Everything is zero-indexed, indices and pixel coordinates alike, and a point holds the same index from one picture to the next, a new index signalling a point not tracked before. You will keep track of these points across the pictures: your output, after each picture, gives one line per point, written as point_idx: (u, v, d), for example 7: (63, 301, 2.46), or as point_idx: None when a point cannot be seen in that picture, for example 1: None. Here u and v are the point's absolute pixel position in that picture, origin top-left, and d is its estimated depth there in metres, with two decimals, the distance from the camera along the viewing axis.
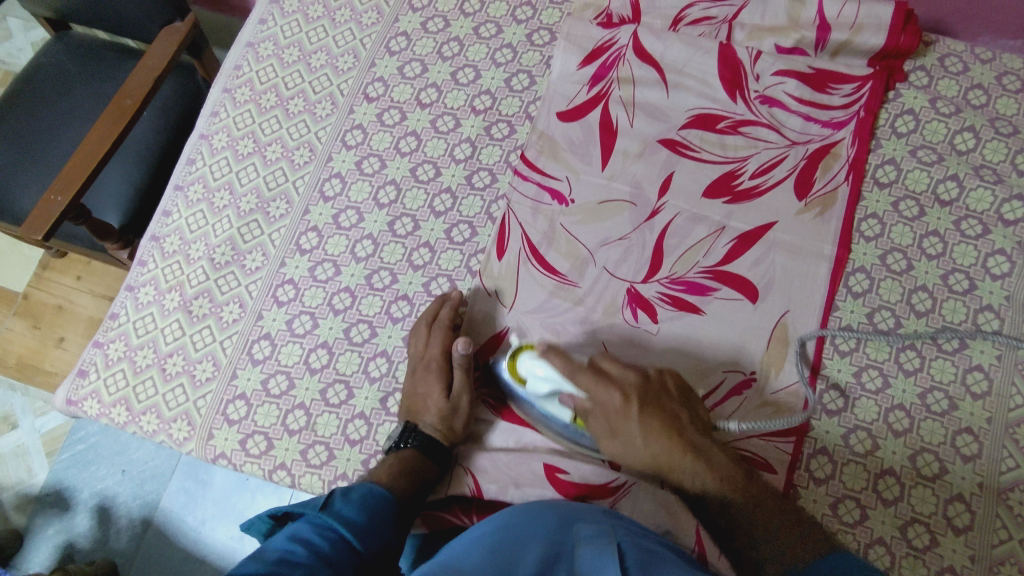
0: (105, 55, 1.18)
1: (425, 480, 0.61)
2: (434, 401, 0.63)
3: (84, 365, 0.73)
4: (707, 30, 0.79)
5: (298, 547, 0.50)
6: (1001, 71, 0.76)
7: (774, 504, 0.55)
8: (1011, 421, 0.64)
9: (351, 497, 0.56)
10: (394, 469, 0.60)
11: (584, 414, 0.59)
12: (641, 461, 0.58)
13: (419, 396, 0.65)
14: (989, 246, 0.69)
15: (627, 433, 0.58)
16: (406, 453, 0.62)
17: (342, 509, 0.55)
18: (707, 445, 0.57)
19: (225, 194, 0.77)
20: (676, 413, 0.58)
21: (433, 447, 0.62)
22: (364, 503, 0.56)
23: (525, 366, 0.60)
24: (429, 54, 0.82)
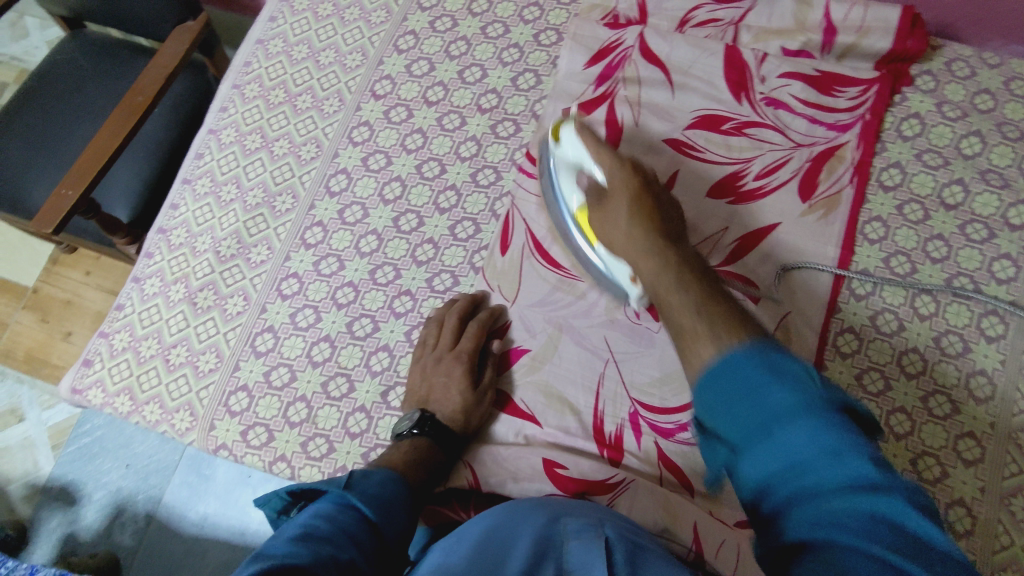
0: (119, 53, 1.20)
1: (436, 472, 0.61)
2: (460, 391, 0.64)
3: (89, 355, 0.73)
4: (713, 32, 0.79)
5: (323, 519, 0.48)
6: (1008, 76, 0.75)
7: (722, 304, 0.48)
8: (1014, 425, 0.64)
9: (371, 479, 0.54)
10: (412, 455, 0.60)
11: (592, 192, 0.64)
12: (620, 240, 0.59)
13: (443, 385, 0.64)
14: (995, 251, 0.69)
15: (616, 203, 0.61)
16: (420, 440, 0.61)
17: (363, 487, 0.53)
18: (675, 236, 0.58)
19: (232, 188, 0.78)
20: (664, 211, 0.60)
21: (448, 442, 0.63)
22: (382, 485, 0.54)
23: (566, 132, 0.67)
24: (437, 53, 0.82)
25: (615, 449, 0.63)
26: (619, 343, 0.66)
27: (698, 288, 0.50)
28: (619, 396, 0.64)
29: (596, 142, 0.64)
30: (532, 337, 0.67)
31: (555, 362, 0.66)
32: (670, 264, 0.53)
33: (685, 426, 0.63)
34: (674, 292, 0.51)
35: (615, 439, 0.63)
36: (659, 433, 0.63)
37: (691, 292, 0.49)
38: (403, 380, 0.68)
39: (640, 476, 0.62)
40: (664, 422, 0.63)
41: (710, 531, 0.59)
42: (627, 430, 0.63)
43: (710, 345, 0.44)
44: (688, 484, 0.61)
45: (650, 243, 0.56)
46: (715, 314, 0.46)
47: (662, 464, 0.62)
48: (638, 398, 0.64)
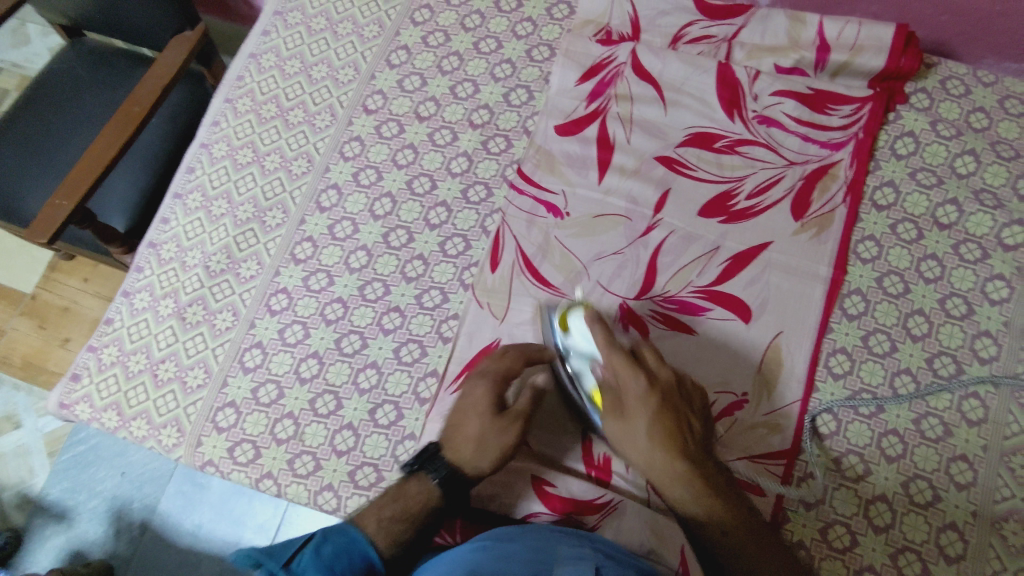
0: (117, 63, 1.20)
1: (432, 524, 0.58)
2: (486, 413, 0.60)
3: (77, 369, 0.73)
4: (706, 48, 0.78)
5: None
6: (1003, 94, 0.75)
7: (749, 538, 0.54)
8: (1007, 449, 0.63)
9: (320, 555, 0.54)
10: (400, 503, 0.58)
11: (605, 393, 0.59)
12: (640, 458, 0.57)
13: (466, 409, 0.61)
14: (988, 271, 0.69)
15: (638, 415, 0.57)
16: (413, 487, 0.58)
17: (304, 568, 0.53)
18: (703, 456, 0.56)
19: (223, 203, 0.78)
20: (682, 424, 0.57)
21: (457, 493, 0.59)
22: (333, 563, 0.53)
23: (575, 324, 0.62)
24: (429, 67, 0.82)
25: (603, 470, 0.63)
26: None
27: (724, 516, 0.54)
28: None
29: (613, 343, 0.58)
30: None
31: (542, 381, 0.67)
32: (713, 506, 0.54)
33: None
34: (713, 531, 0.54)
35: (604, 460, 0.64)
36: None
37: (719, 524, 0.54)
38: (391, 398, 0.67)
39: (627, 497, 0.62)
40: None
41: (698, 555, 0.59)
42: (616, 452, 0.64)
43: None
44: None
45: (679, 475, 0.55)
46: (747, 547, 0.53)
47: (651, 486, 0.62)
48: None
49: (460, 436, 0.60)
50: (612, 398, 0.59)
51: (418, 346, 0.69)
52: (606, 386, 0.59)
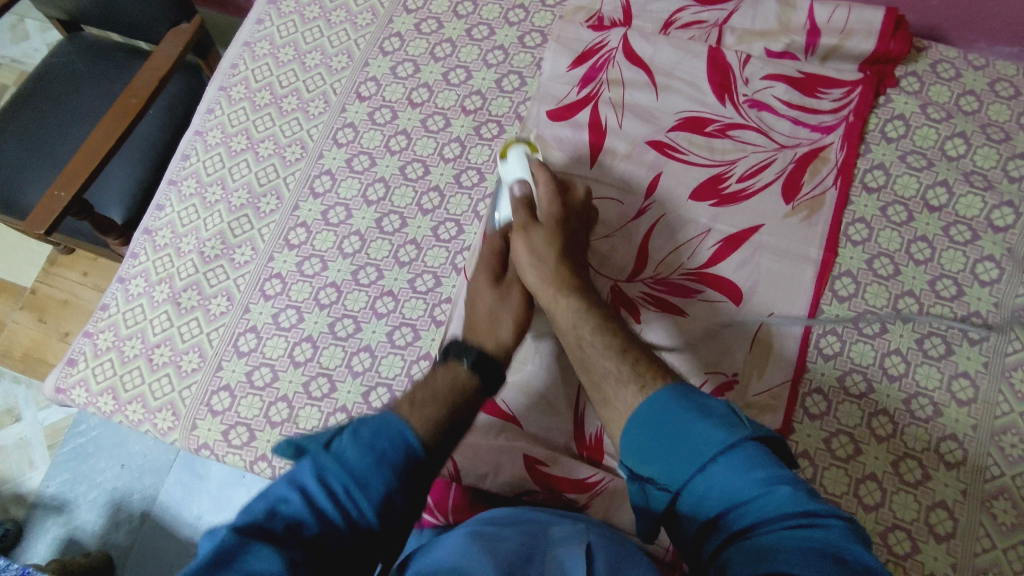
0: (114, 56, 1.21)
1: (467, 406, 0.52)
2: (490, 291, 0.63)
3: (73, 354, 0.74)
4: (697, 34, 0.79)
5: (294, 497, 0.43)
6: (993, 78, 0.75)
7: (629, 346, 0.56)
8: (997, 428, 0.63)
9: (360, 436, 0.45)
10: (428, 387, 0.52)
11: (520, 214, 0.65)
12: (537, 273, 0.62)
13: (474, 296, 0.64)
14: (978, 253, 0.69)
15: (546, 228, 0.63)
16: (457, 370, 0.55)
17: (346, 450, 0.45)
18: (589, 287, 0.62)
19: (217, 189, 0.78)
20: (580, 263, 0.64)
21: (485, 366, 0.55)
22: (374, 443, 0.45)
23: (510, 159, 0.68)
24: (422, 54, 0.82)
25: (595, 450, 0.64)
26: None
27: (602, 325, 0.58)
28: None
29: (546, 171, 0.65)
30: None
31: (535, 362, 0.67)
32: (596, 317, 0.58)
33: None
34: (593, 333, 0.57)
35: (595, 441, 0.64)
36: None
37: (598, 326, 0.57)
38: (384, 379, 0.68)
39: (619, 477, 0.63)
40: None
41: None
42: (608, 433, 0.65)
43: (631, 391, 0.52)
44: None
45: (573, 281, 0.61)
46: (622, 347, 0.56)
47: None
48: None
49: (473, 317, 0.62)
50: (529, 208, 0.65)
51: (411, 330, 0.70)
52: (526, 204, 0.65)
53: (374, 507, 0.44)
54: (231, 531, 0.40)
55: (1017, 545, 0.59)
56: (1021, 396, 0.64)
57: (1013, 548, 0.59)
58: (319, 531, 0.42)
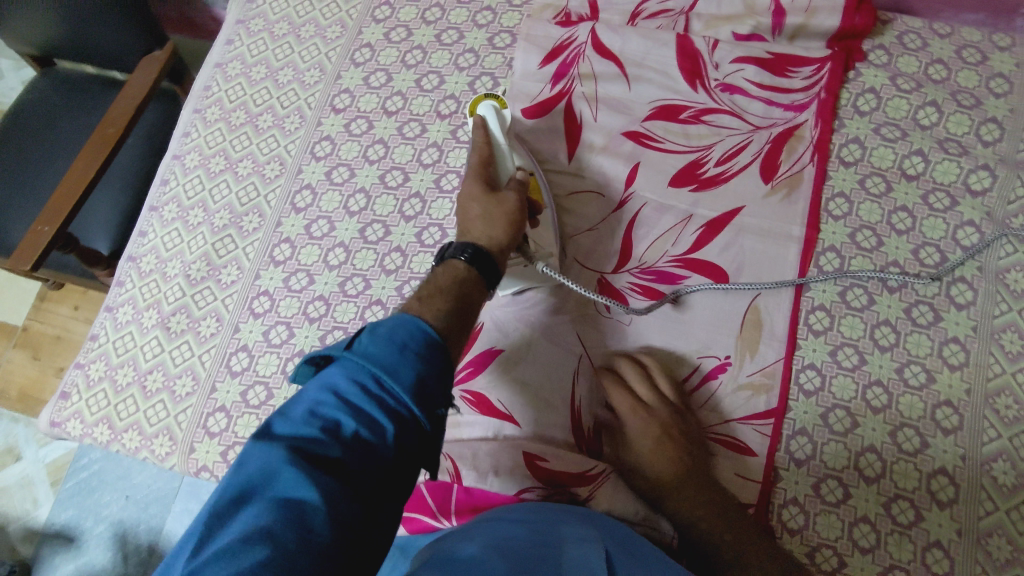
0: (89, 87, 1.21)
1: (472, 299, 0.52)
2: (482, 192, 0.61)
3: (66, 388, 0.73)
4: (665, 22, 0.79)
5: (327, 398, 0.41)
6: (959, 45, 0.76)
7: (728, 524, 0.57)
8: (990, 390, 0.64)
9: (380, 330, 0.44)
10: (432, 287, 0.51)
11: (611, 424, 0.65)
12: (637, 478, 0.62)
13: (465, 201, 0.61)
14: (958, 218, 0.69)
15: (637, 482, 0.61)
16: (457, 266, 0.53)
17: (368, 345, 0.43)
18: (722, 511, 0.58)
19: (199, 212, 0.78)
20: (689, 489, 0.59)
21: (483, 260, 0.54)
22: (393, 337, 0.44)
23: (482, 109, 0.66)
24: (393, 63, 0.83)
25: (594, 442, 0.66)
26: (592, 338, 0.69)
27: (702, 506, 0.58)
28: (598, 391, 0.68)
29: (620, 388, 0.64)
30: (505, 338, 0.69)
31: (528, 359, 0.68)
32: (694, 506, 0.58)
33: None
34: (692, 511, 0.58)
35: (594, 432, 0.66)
36: None
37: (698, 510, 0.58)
38: None
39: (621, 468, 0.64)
40: None
41: None
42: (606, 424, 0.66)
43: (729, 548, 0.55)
44: None
45: (695, 506, 0.58)
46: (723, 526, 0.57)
47: None
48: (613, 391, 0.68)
49: (467, 222, 0.59)
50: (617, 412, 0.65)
51: None
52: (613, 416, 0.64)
53: (407, 397, 0.42)
54: (270, 449, 0.38)
55: (1019, 506, 0.60)
56: (1012, 356, 0.64)
57: (1015, 509, 0.60)
58: (358, 432, 0.40)
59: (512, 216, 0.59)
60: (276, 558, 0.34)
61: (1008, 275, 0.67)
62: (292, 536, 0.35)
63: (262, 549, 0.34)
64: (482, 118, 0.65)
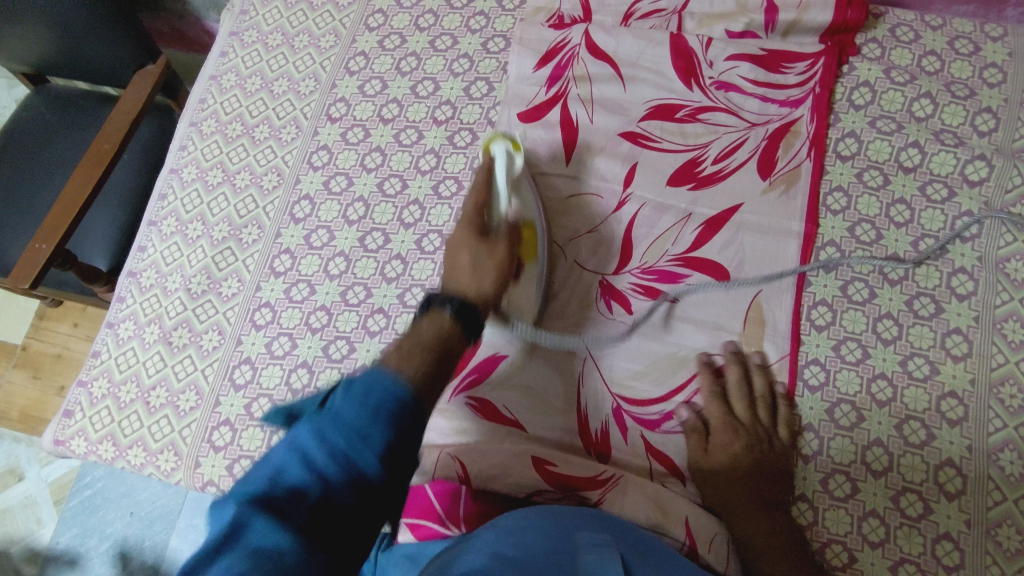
0: (83, 103, 1.20)
1: (452, 355, 0.52)
2: (471, 240, 0.62)
3: (69, 406, 0.73)
4: (658, 22, 0.79)
5: (294, 460, 0.42)
6: (952, 36, 0.76)
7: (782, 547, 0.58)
8: (994, 379, 0.64)
9: (351, 392, 0.44)
10: (414, 339, 0.52)
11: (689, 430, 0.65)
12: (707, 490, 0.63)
13: (455, 247, 0.62)
14: (956, 209, 0.70)
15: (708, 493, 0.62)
16: (440, 319, 0.54)
17: (338, 406, 0.44)
18: (771, 538, 0.58)
19: (198, 225, 0.78)
20: (749, 510, 0.60)
21: (466, 314, 0.55)
22: (366, 398, 0.44)
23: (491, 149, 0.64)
24: (388, 70, 0.83)
25: (601, 446, 0.66)
26: (597, 340, 0.69)
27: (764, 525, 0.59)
28: (603, 394, 0.67)
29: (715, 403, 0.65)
30: (509, 344, 0.69)
31: (532, 366, 0.68)
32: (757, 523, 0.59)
33: (669, 415, 0.66)
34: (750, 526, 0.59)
35: (602, 436, 0.66)
36: (646, 426, 0.66)
37: (759, 528, 0.59)
38: None
39: (629, 470, 0.65)
40: (648, 414, 0.66)
41: (701, 527, 0.61)
42: (614, 427, 0.66)
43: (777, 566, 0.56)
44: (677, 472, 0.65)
45: (746, 530, 0.59)
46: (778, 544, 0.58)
47: (651, 455, 0.65)
48: (619, 392, 0.67)
49: (455, 271, 0.60)
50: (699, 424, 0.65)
51: None
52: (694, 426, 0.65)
53: (375, 462, 0.42)
54: (236, 508, 0.39)
55: None
56: (1015, 345, 0.65)
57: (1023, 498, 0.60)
58: (325, 491, 0.41)
59: (501, 267, 0.60)
60: None
61: (1007, 265, 0.67)
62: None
63: None
64: (491, 158, 0.63)
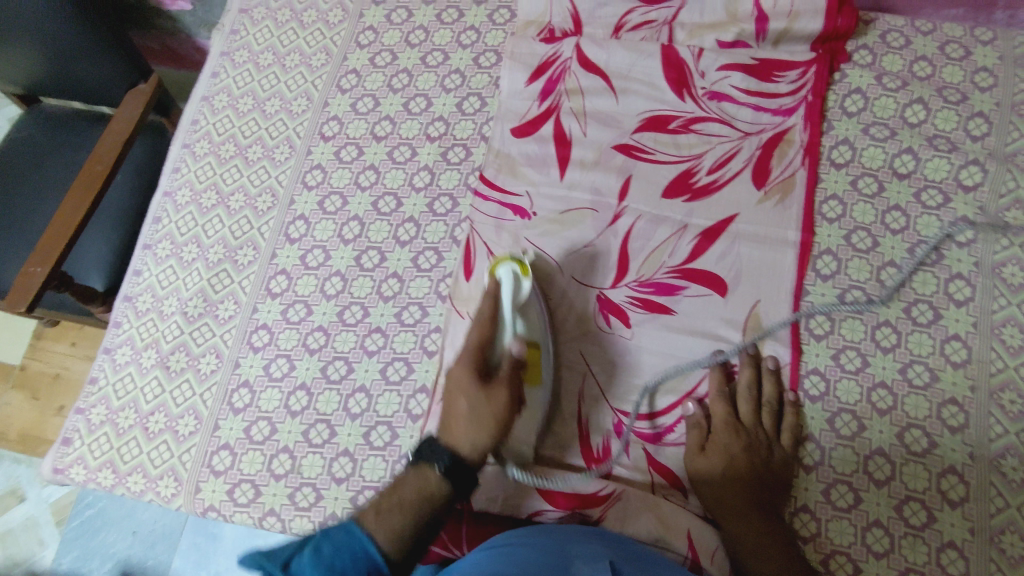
0: (75, 122, 1.20)
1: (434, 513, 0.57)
2: (471, 387, 0.60)
3: (67, 433, 0.73)
4: (648, 34, 0.79)
5: None
6: (942, 41, 0.76)
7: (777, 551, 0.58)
8: (995, 385, 0.64)
9: (321, 553, 0.53)
10: (394, 495, 0.58)
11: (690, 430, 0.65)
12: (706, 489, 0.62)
13: (453, 391, 0.61)
14: (952, 215, 0.70)
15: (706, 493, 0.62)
16: (429, 476, 0.58)
17: (307, 567, 0.52)
18: (767, 542, 0.58)
19: (193, 247, 0.78)
20: (746, 512, 0.60)
21: (457, 473, 0.58)
22: (332, 562, 0.53)
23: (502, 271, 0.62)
24: (380, 88, 0.83)
25: (603, 462, 0.65)
26: (596, 354, 0.69)
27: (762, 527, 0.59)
28: (603, 409, 0.67)
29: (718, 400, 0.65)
30: None
31: None
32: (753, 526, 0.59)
33: (670, 428, 0.66)
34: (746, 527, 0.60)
35: (603, 452, 0.66)
36: (648, 439, 0.66)
37: (756, 527, 0.59)
38: (383, 418, 0.68)
39: (633, 484, 0.65)
40: (649, 428, 0.66)
41: (704, 538, 0.61)
42: (615, 441, 0.66)
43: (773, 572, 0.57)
44: (681, 485, 0.64)
45: (741, 533, 0.60)
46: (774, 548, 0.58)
47: (652, 468, 0.65)
48: (620, 407, 0.67)
49: (452, 419, 0.60)
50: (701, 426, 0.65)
51: (404, 364, 0.69)
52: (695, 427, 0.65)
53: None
54: None
55: None
56: (1014, 350, 0.64)
57: None
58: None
59: (500, 419, 0.59)
60: None
61: (1004, 270, 0.67)
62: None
63: None
64: (496, 285, 0.62)
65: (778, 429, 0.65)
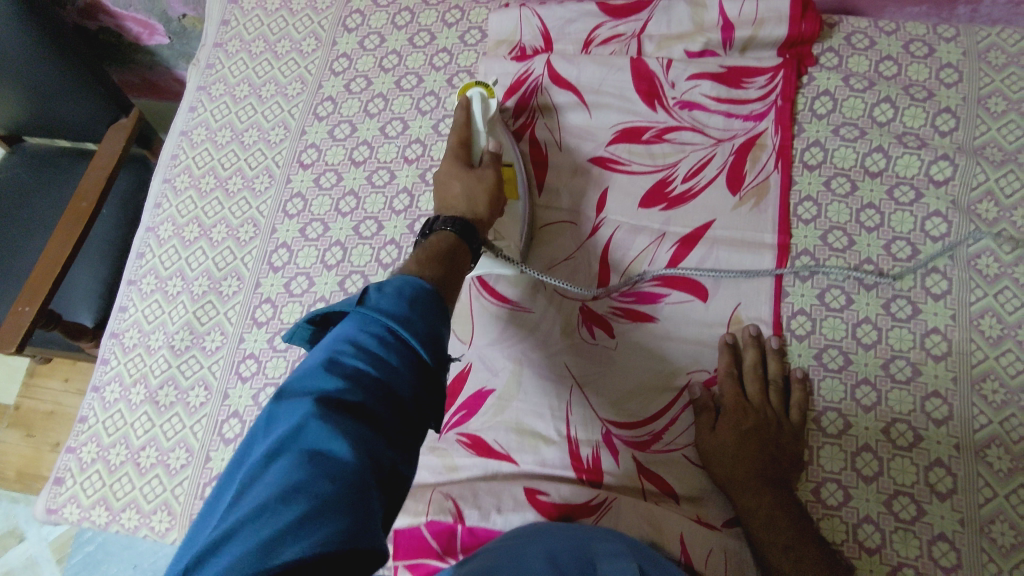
0: (58, 161, 1.21)
1: (461, 262, 0.52)
2: (462, 169, 0.63)
3: (59, 473, 0.73)
4: (618, 47, 0.80)
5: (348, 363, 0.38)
6: (906, 40, 0.77)
7: (785, 524, 0.59)
8: (976, 375, 0.64)
9: (386, 289, 0.42)
10: (424, 253, 0.51)
11: (700, 411, 0.66)
12: (718, 468, 0.63)
13: (445, 178, 0.63)
14: (925, 210, 0.70)
15: (718, 471, 0.63)
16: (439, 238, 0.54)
17: (378, 302, 0.41)
18: (777, 515, 0.59)
19: (178, 281, 0.79)
20: (759, 487, 0.61)
21: (468, 231, 0.56)
22: (403, 294, 0.42)
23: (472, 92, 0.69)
24: (356, 113, 0.83)
25: (594, 472, 0.65)
26: (580, 366, 0.69)
27: (773, 501, 0.60)
28: (592, 420, 0.67)
29: (731, 380, 0.66)
30: (495, 376, 0.70)
31: (520, 399, 0.68)
32: (766, 503, 0.60)
33: (659, 435, 0.67)
34: (756, 503, 0.60)
35: (593, 462, 0.65)
36: (635, 446, 0.66)
37: (767, 503, 0.60)
38: None
39: (623, 492, 0.64)
40: (640, 436, 0.67)
41: (697, 542, 0.60)
42: (604, 452, 0.66)
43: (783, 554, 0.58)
44: (672, 491, 0.65)
45: (750, 509, 0.60)
46: (782, 520, 0.59)
47: (643, 476, 0.65)
48: (609, 416, 0.67)
49: (448, 198, 0.61)
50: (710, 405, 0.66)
51: None
52: (704, 407, 0.66)
53: (424, 348, 0.40)
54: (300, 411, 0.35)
55: (1017, 490, 0.60)
56: (994, 341, 0.65)
57: (1013, 493, 0.60)
58: (378, 380, 0.38)
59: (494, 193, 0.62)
60: (316, 506, 0.31)
61: (979, 261, 0.68)
62: (326, 487, 0.32)
63: (299, 502, 0.31)
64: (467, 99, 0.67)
65: (785, 405, 0.66)
